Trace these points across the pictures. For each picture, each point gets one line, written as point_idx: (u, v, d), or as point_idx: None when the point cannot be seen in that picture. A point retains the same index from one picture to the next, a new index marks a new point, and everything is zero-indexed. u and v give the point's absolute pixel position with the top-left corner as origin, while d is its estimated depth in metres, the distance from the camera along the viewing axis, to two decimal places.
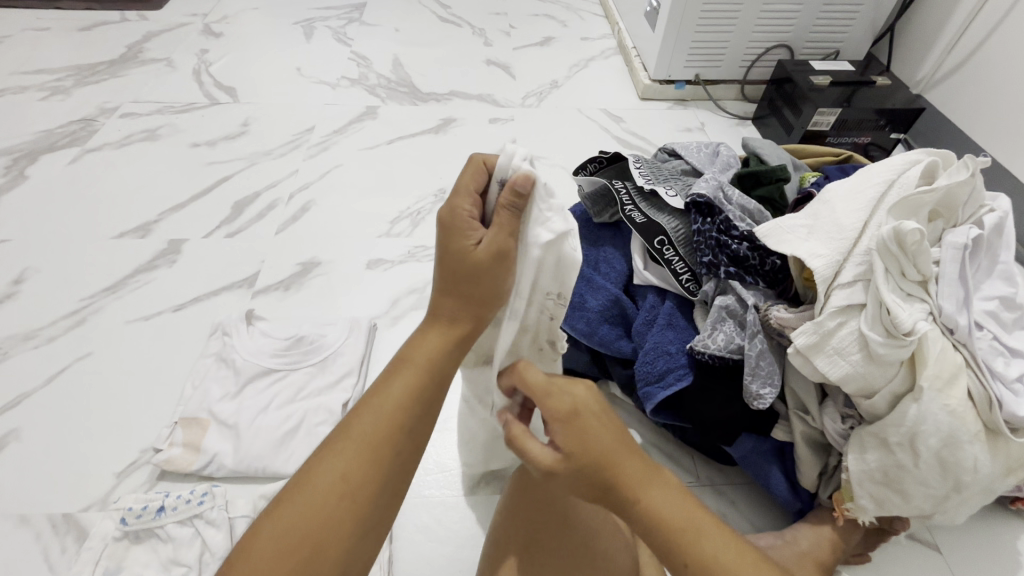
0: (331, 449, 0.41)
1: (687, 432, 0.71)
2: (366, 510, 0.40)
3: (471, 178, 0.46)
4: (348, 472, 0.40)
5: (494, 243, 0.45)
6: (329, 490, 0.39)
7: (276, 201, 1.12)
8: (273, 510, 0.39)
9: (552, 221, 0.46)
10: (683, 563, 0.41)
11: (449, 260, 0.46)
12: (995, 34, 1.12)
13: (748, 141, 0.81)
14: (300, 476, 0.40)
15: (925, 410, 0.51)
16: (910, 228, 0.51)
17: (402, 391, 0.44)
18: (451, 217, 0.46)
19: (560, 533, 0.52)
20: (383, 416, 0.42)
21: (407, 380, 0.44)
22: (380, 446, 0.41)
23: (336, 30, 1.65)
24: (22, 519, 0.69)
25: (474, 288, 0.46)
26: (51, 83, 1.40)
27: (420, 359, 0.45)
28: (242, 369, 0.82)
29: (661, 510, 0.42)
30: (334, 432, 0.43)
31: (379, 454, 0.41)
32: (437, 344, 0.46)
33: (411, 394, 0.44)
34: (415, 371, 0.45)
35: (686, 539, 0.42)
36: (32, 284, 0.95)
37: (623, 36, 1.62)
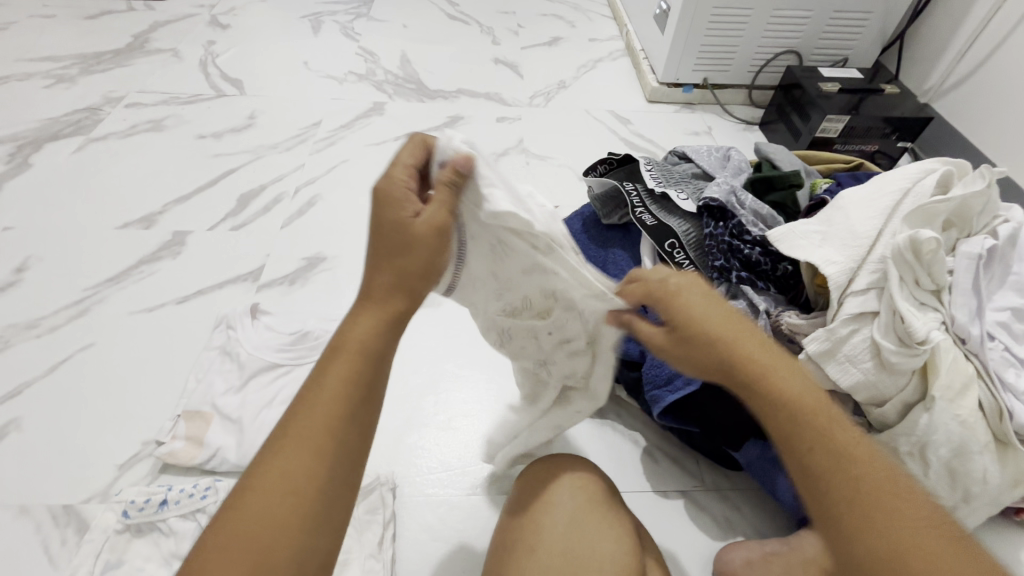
0: (273, 449, 0.39)
1: (695, 436, 0.72)
2: (316, 506, 0.38)
3: (410, 155, 0.46)
4: (294, 469, 0.38)
5: (431, 218, 0.44)
6: (274, 495, 0.37)
7: (282, 195, 1.12)
8: (219, 520, 0.37)
9: (496, 190, 0.45)
10: (808, 449, 0.41)
11: (377, 240, 0.44)
12: (1005, 45, 1.12)
13: (759, 146, 0.80)
14: (244, 480, 0.38)
15: (938, 420, 0.51)
16: (925, 237, 0.51)
17: (339, 380, 0.41)
18: (380, 195, 0.44)
19: (558, 533, 0.53)
20: (325, 407, 0.40)
21: (343, 368, 0.41)
22: (326, 440, 0.39)
23: (344, 24, 1.65)
24: (22, 509, 0.68)
25: (406, 263, 0.44)
26: (57, 71, 1.39)
27: (349, 347, 0.42)
28: (246, 364, 0.81)
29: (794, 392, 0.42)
30: (272, 434, 0.40)
31: (319, 451, 0.39)
32: (367, 327, 0.43)
33: (350, 382, 0.41)
34: (346, 358, 0.42)
35: (814, 422, 0.41)
36: (33, 273, 0.94)
37: (631, 38, 1.62)
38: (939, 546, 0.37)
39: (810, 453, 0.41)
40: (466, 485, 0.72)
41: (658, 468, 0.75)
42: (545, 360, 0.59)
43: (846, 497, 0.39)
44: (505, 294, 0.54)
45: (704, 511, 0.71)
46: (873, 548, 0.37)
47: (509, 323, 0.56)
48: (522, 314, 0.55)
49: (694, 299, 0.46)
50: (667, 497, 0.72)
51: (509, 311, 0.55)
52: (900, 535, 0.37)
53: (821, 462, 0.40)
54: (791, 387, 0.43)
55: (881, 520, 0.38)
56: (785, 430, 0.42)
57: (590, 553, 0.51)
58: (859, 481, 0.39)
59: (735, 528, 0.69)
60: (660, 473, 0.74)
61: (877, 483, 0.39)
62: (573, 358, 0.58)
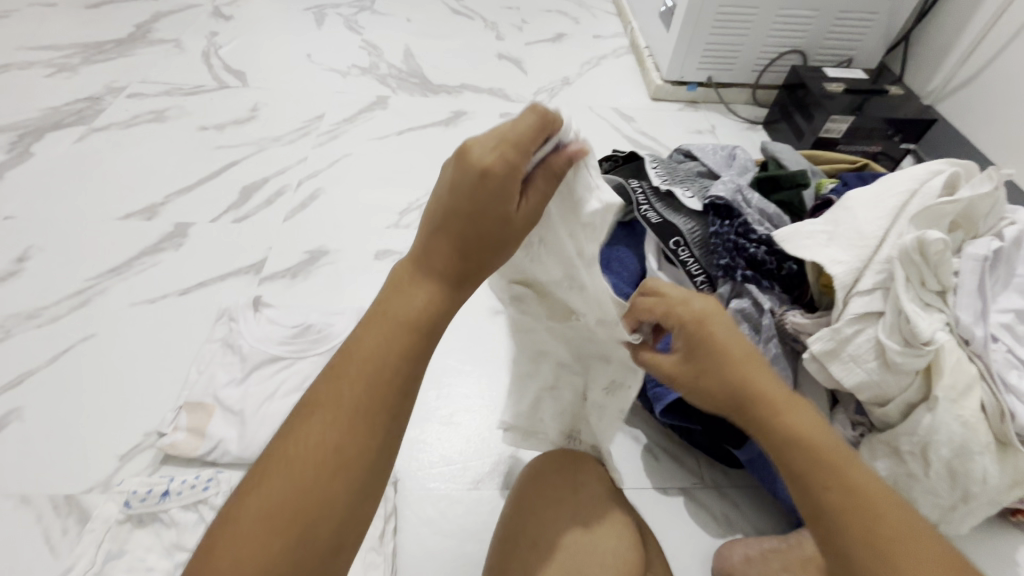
0: (310, 416, 0.36)
1: (695, 434, 0.72)
2: (352, 484, 0.35)
3: (534, 133, 0.40)
4: (334, 442, 0.35)
5: (533, 211, 0.43)
6: (313, 461, 0.35)
7: (284, 187, 1.11)
8: (261, 474, 0.35)
9: (602, 190, 0.47)
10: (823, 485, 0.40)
11: (465, 223, 0.40)
12: (1009, 49, 1.12)
13: (765, 145, 0.80)
14: (278, 448, 0.36)
15: (940, 420, 0.52)
16: (933, 239, 0.51)
17: (381, 350, 0.38)
18: (486, 173, 0.39)
19: (565, 528, 0.53)
20: (365, 377, 0.37)
21: (388, 336, 0.38)
22: (366, 412, 0.36)
23: (347, 17, 1.64)
24: (24, 499, 0.68)
25: (492, 258, 0.42)
26: (59, 60, 1.38)
27: (398, 317, 0.39)
28: (248, 356, 0.81)
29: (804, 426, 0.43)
30: (315, 392, 0.37)
31: (357, 426, 0.36)
32: (415, 298, 0.40)
33: (393, 354, 0.38)
34: (398, 328, 0.39)
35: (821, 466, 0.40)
36: (35, 263, 0.94)
37: (635, 35, 1.62)
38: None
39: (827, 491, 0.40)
40: (467, 480, 0.72)
41: (658, 465, 0.75)
42: (556, 356, 0.61)
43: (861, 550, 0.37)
44: (537, 286, 0.54)
45: (703, 508, 0.71)
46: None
47: (531, 307, 0.57)
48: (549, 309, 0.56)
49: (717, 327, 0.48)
50: (667, 494, 0.72)
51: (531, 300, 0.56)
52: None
53: (830, 505, 0.39)
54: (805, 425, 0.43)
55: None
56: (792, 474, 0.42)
57: (590, 552, 0.51)
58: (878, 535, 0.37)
59: (734, 526, 0.70)
60: (660, 470, 0.74)
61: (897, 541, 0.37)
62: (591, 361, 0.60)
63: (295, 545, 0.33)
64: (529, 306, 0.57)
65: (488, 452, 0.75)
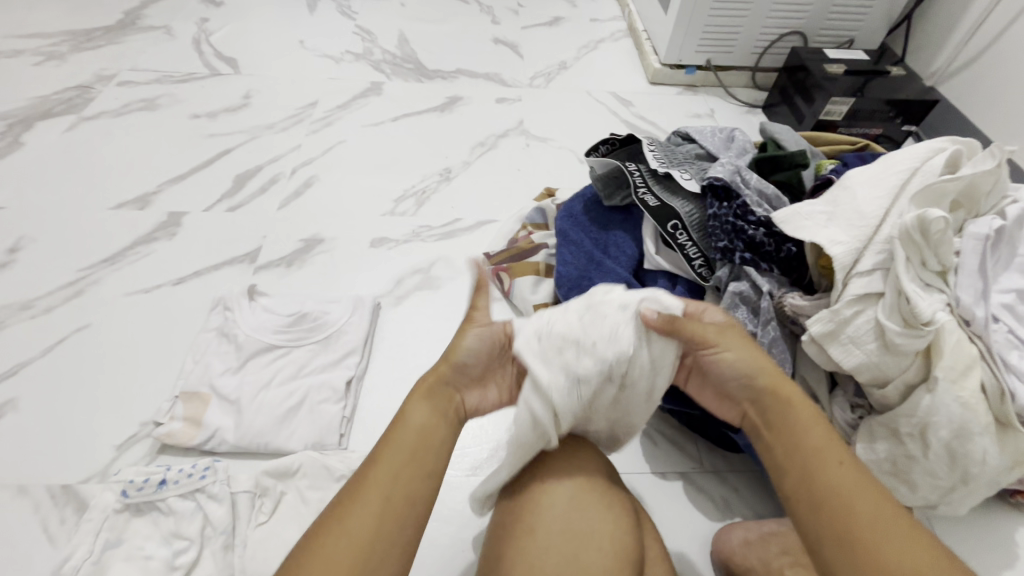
0: (337, 518, 0.41)
1: (693, 418, 0.72)
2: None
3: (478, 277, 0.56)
4: (368, 535, 0.40)
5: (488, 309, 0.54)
6: (363, 526, 0.40)
7: (278, 175, 1.10)
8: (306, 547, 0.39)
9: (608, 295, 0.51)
10: (836, 463, 0.43)
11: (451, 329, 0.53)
12: (1012, 28, 1.09)
13: (765, 125, 0.79)
14: (309, 544, 0.39)
15: (939, 401, 0.51)
16: (934, 217, 0.50)
17: (398, 469, 0.43)
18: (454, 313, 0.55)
19: (559, 527, 0.51)
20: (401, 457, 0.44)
21: (415, 428, 0.46)
22: (393, 511, 0.42)
23: (340, 2, 1.61)
24: (21, 489, 0.68)
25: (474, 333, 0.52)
26: (47, 48, 1.36)
27: (415, 421, 0.46)
28: (244, 345, 0.81)
29: (807, 426, 0.46)
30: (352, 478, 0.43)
31: (400, 501, 0.42)
32: (428, 412, 0.47)
33: (410, 466, 0.44)
34: (417, 447, 0.45)
35: (838, 448, 0.44)
36: (28, 253, 0.93)
37: (633, 18, 1.59)
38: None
39: (840, 468, 0.43)
40: (465, 466, 0.72)
41: (657, 450, 0.75)
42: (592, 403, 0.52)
43: (867, 523, 0.39)
44: (595, 295, 0.52)
45: (701, 492, 0.71)
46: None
47: (575, 316, 0.51)
48: (597, 319, 0.50)
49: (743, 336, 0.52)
50: (666, 478, 0.72)
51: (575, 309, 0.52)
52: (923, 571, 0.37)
53: (841, 484, 0.42)
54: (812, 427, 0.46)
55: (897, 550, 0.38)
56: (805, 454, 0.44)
57: (579, 555, 0.49)
58: (876, 510, 0.40)
59: (733, 509, 0.70)
60: (659, 456, 0.74)
61: (902, 525, 0.39)
62: (606, 393, 0.51)
63: None
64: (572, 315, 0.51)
65: (487, 438, 0.75)
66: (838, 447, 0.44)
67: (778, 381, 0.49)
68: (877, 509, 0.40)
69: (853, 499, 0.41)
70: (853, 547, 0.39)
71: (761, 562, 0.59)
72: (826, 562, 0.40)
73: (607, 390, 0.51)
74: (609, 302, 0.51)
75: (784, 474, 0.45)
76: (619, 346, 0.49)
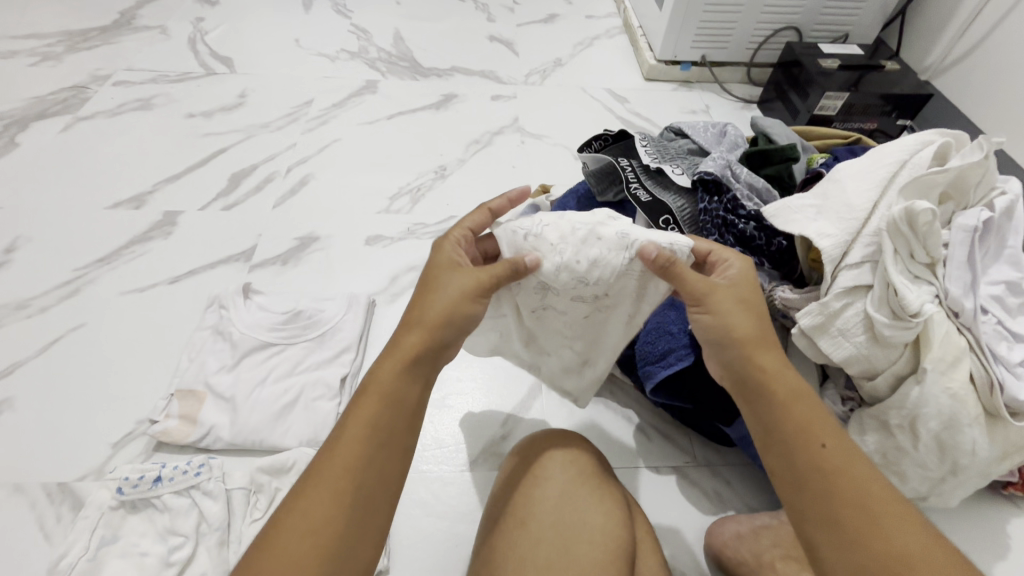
0: (301, 501, 0.40)
1: (686, 412, 0.72)
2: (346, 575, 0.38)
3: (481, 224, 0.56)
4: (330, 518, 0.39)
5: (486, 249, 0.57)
6: (320, 513, 0.39)
7: (273, 174, 1.10)
8: (265, 539, 0.39)
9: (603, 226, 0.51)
10: (819, 444, 0.43)
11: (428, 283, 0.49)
12: (1005, 22, 1.09)
13: (756, 120, 0.79)
14: (269, 536, 0.39)
15: (928, 393, 0.51)
16: (921, 209, 0.50)
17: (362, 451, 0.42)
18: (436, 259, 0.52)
19: (550, 519, 0.51)
20: (362, 438, 0.42)
21: (377, 406, 0.44)
22: (350, 495, 0.41)
23: (335, 1, 1.61)
24: (17, 487, 0.68)
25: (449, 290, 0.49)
26: (42, 48, 1.36)
27: (382, 391, 0.45)
28: (239, 343, 0.81)
29: (789, 407, 0.45)
30: (312, 464, 0.42)
31: (359, 483, 0.41)
32: (397, 380, 0.45)
33: (375, 450, 0.43)
34: (380, 421, 0.43)
35: (823, 423, 0.44)
36: (24, 253, 0.93)
37: (628, 14, 1.59)
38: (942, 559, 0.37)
39: (826, 446, 0.43)
40: (459, 461, 0.73)
41: (650, 444, 0.75)
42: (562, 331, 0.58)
43: (855, 501, 0.40)
44: (599, 217, 0.52)
45: (695, 486, 0.72)
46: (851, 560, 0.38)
47: (570, 229, 0.51)
48: (587, 240, 0.51)
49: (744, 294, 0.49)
50: (660, 472, 0.73)
51: (576, 222, 0.52)
52: (910, 547, 0.38)
53: (828, 463, 0.42)
54: (794, 407, 0.45)
55: (886, 530, 0.38)
56: (791, 431, 0.44)
57: (569, 544, 0.49)
58: (864, 488, 0.41)
59: (726, 503, 0.70)
60: (653, 450, 0.75)
61: (884, 503, 0.40)
62: (579, 309, 0.55)
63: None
64: (569, 227, 0.51)
65: (481, 434, 0.75)
66: (821, 422, 0.44)
67: (760, 349, 0.47)
68: (861, 489, 0.41)
69: (842, 479, 0.41)
70: (841, 527, 0.39)
71: (752, 554, 0.59)
72: (813, 540, 0.41)
73: (578, 305, 0.55)
74: (607, 234, 0.51)
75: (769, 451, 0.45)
76: (599, 273, 0.51)
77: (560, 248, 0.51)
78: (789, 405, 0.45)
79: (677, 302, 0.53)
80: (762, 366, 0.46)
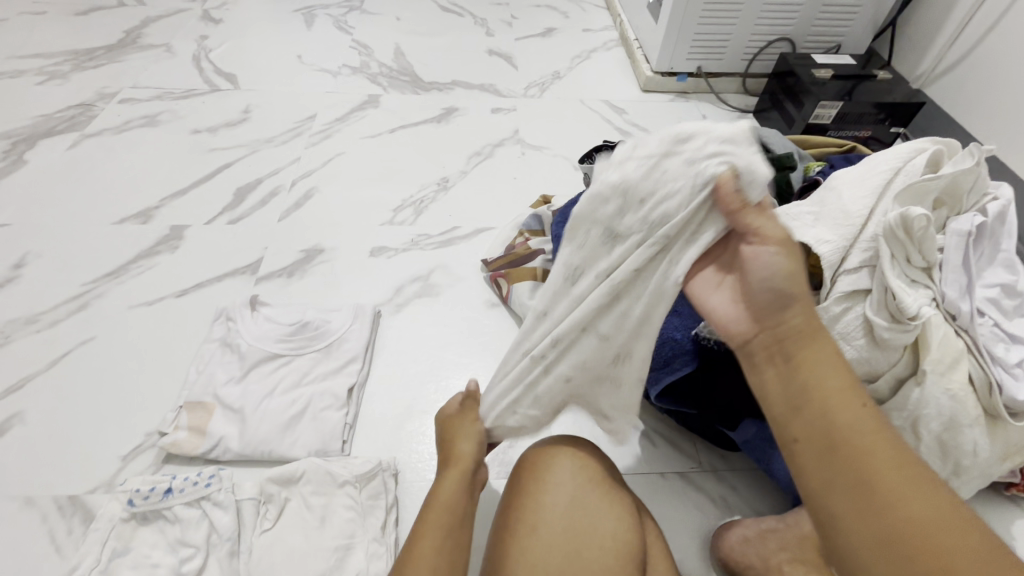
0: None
1: (689, 417, 0.73)
2: None
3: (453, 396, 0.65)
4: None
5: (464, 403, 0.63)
6: None
7: (279, 188, 1.12)
8: None
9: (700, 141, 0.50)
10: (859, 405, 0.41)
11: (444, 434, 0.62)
12: (995, 31, 1.11)
13: (753, 129, 0.81)
14: None
15: (928, 394, 0.53)
16: (916, 215, 0.51)
17: (439, 547, 0.50)
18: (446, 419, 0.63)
19: (562, 526, 0.52)
20: (443, 521, 0.52)
21: (451, 515, 0.53)
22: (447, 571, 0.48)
23: (336, 18, 1.65)
24: (28, 500, 0.69)
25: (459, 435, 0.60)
26: (48, 67, 1.38)
27: (445, 505, 0.53)
28: (246, 354, 0.82)
29: (823, 369, 0.43)
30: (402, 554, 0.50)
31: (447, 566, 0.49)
32: (457, 492, 0.55)
33: (451, 543, 0.50)
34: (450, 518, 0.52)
35: (857, 389, 0.43)
36: (32, 269, 0.94)
37: (625, 27, 1.62)
38: (961, 531, 0.37)
39: (862, 411, 0.41)
40: None
41: (656, 451, 0.76)
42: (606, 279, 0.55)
43: (885, 471, 0.39)
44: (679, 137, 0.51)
45: (701, 490, 0.72)
46: (869, 530, 0.38)
47: (636, 165, 0.53)
48: (664, 167, 0.51)
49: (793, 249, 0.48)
50: (665, 477, 0.73)
51: (641, 157, 0.53)
52: (934, 521, 0.37)
53: (861, 430, 0.40)
54: (826, 371, 0.43)
55: (907, 500, 0.38)
56: (825, 394, 0.42)
57: (581, 551, 0.50)
58: (896, 460, 0.39)
59: (732, 507, 0.71)
60: (658, 456, 0.75)
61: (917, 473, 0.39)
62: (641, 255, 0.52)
63: None
64: (633, 165, 0.53)
65: None
66: (857, 387, 0.43)
67: (806, 304, 0.46)
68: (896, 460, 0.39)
69: (871, 449, 0.40)
70: (866, 498, 0.39)
71: (760, 558, 0.60)
72: (832, 508, 0.40)
73: (644, 246, 0.52)
74: (687, 151, 0.50)
75: (796, 412, 0.43)
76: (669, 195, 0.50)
77: (626, 186, 0.53)
78: (825, 368, 0.43)
79: (719, 241, 0.51)
80: (802, 325, 0.45)
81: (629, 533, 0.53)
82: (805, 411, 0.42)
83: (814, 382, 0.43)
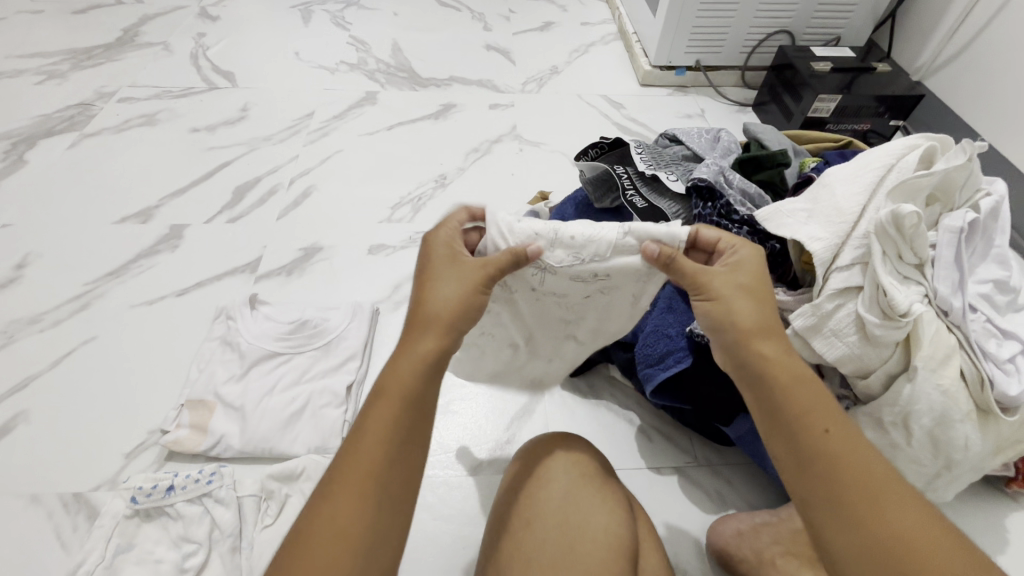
0: (331, 492, 0.41)
1: (685, 412, 0.74)
2: (383, 549, 0.40)
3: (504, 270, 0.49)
4: (368, 519, 0.40)
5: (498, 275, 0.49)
6: (359, 493, 0.41)
7: (276, 186, 1.12)
8: (302, 522, 0.40)
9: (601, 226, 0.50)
10: (824, 431, 0.43)
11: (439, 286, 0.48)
12: (994, 23, 1.10)
13: (748, 126, 0.81)
14: (308, 521, 0.40)
15: (919, 390, 0.53)
16: (907, 212, 0.51)
17: (384, 452, 0.42)
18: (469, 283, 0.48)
19: (553, 515, 0.53)
20: (394, 413, 0.44)
21: (402, 412, 0.44)
22: (388, 485, 0.42)
23: (334, 14, 1.64)
24: (33, 498, 0.70)
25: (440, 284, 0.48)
26: (48, 67, 1.38)
27: (402, 389, 0.45)
28: (247, 353, 0.82)
29: (796, 395, 0.45)
30: (342, 448, 0.43)
31: (389, 470, 0.42)
32: (416, 371, 0.45)
33: (404, 438, 0.44)
34: (407, 404, 0.44)
35: (827, 411, 0.44)
36: (34, 269, 0.95)
37: (623, 21, 1.61)
38: (934, 542, 0.38)
39: (826, 436, 0.43)
40: (464, 466, 0.74)
41: (652, 445, 0.77)
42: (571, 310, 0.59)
43: (858, 488, 0.41)
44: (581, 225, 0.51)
45: (697, 486, 0.73)
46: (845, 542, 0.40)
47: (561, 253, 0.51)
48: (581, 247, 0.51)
49: (744, 282, 0.49)
50: (662, 474, 0.74)
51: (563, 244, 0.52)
52: (910, 530, 0.39)
53: (830, 453, 0.42)
54: (799, 397, 0.45)
55: (882, 512, 0.40)
56: (796, 420, 0.44)
57: (573, 544, 0.50)
58: (864, 480, 0.41)
59: (727, 502, 0.71)
60: (655, 452, 0.76)
61: (893, 484, 0.41)
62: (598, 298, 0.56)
63: (363, 545, 0.40)
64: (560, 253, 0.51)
65: (485, 438, 0.77)
66: (827, 410, 0.44)
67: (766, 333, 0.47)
68: (868, 474, 0.41)
69: (840, 470, 0.42)
70: (842, 511, 0.41)
71: (753, 551, 0.61)
72: (815, 521, 0.42)
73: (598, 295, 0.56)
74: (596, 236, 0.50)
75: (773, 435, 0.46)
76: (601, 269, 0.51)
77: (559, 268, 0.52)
78: (795, 393, 0.45)
79: None
80: (765, 353, 0.46)
81: (620, 524, 0.53)
82: (781, 437, 0.45)
83: (785, 407, 0.45)
